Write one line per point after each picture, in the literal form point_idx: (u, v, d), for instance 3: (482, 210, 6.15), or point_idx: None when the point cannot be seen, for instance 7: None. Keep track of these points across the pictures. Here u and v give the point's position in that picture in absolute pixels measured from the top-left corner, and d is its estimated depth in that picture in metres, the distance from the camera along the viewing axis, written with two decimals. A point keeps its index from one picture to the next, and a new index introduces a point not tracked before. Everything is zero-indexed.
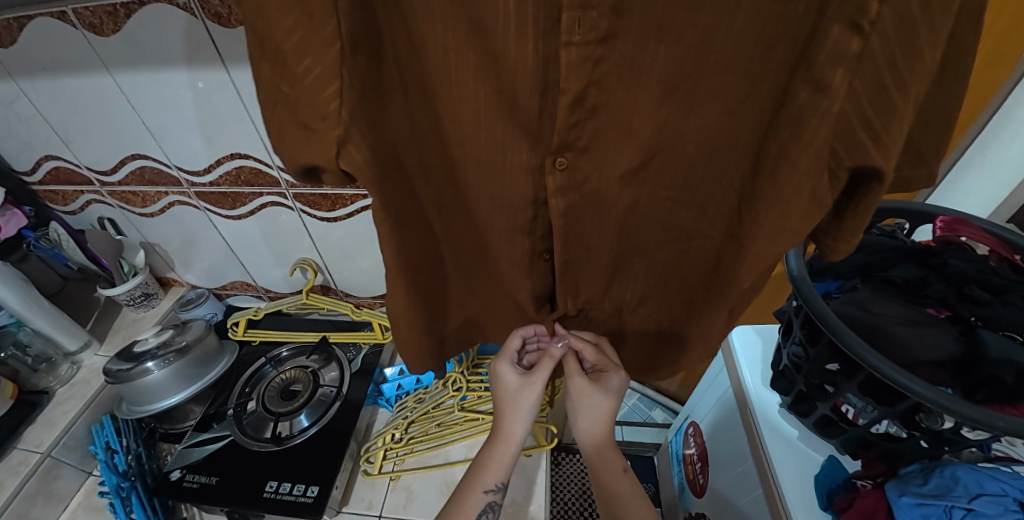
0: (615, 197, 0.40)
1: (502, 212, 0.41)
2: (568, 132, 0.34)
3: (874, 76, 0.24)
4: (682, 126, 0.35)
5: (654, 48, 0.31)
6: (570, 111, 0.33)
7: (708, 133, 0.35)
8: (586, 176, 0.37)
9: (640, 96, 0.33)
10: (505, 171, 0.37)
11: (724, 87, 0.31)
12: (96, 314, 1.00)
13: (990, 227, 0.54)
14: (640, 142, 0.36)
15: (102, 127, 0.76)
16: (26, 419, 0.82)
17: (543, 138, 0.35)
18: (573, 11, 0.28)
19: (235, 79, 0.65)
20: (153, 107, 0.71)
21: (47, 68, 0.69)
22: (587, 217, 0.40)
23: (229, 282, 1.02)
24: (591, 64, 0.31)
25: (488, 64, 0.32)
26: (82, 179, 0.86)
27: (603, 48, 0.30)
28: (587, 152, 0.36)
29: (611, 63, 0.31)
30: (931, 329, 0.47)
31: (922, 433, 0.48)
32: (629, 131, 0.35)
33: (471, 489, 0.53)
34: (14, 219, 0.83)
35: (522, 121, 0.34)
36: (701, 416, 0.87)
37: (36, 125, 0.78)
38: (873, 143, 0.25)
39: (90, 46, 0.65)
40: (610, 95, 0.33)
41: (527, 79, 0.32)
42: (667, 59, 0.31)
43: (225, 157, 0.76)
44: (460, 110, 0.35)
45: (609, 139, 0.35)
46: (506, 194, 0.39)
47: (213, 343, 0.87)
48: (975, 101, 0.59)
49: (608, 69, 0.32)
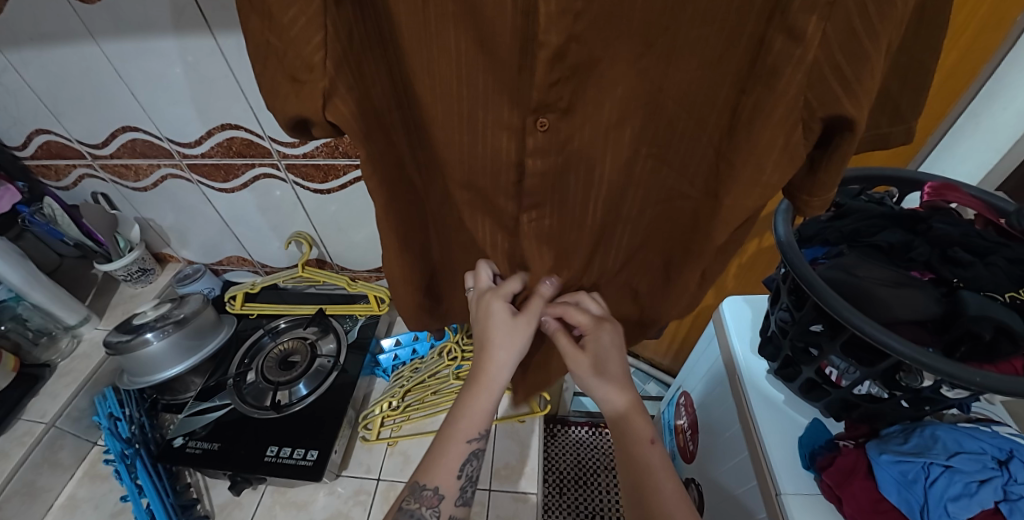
0: (598, 162, 0.40)
1: (483, 174, 0.41)
2: (546, 91, 0.34)
3: (845, 24, 0.25)
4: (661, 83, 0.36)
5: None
6: (550, 66, 0.32)
7: (686, 87, 0.35)
8: (569, 135, 0.37)
9: (620, 50, 0.33)
10: (488, 128, 0.38)
11: (703, 39, 0.32)
12: (94, 290, 1.01)
13: (979, 193, 0.54)
14: (622, 98, 0.36)
15: (93, 99, 0.75)
16: (28, 391, 0.84)
17: (524, 95, 0.35)
18: None
19: (223, 46, 0.64)
20: (142, 78, 0.70)
21: (34, 39, 0.68)
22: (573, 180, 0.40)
23: (225, 257, 1.03)
24: (570, 17, 0.30)
25: (466, 15, 0.32)
26: (74, 154, 0.86)
27: (583, 2, 0.30)
28: (569, 113, 0.36)
29: (591, 16, 0.31)
30: (914, 291, 0.47)
31: (904, 392, 0.49)
32: (611, 88, 0.35)
33: (451, 438, 0.51)
34: (7, 195, 0.83)
35: (502, 74, 0.35)
36: (692, 385, 0.88)
37: (26, 98, 0.77)
38: (845, 91, 0.27)
39: (76, 14, 0.64)
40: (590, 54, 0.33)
41: (505, 32, 0.32)
42: (646, 11, 0.31)
43: (216, 128, 0.75)
44: (439, 65, 0.36)
45: (591, 97, 0.35)
46: (489, 154, 0.39)
47: (211, 316, 0.88)
48: (968, 64, 0.58)
49: (588, 23, 0.31)
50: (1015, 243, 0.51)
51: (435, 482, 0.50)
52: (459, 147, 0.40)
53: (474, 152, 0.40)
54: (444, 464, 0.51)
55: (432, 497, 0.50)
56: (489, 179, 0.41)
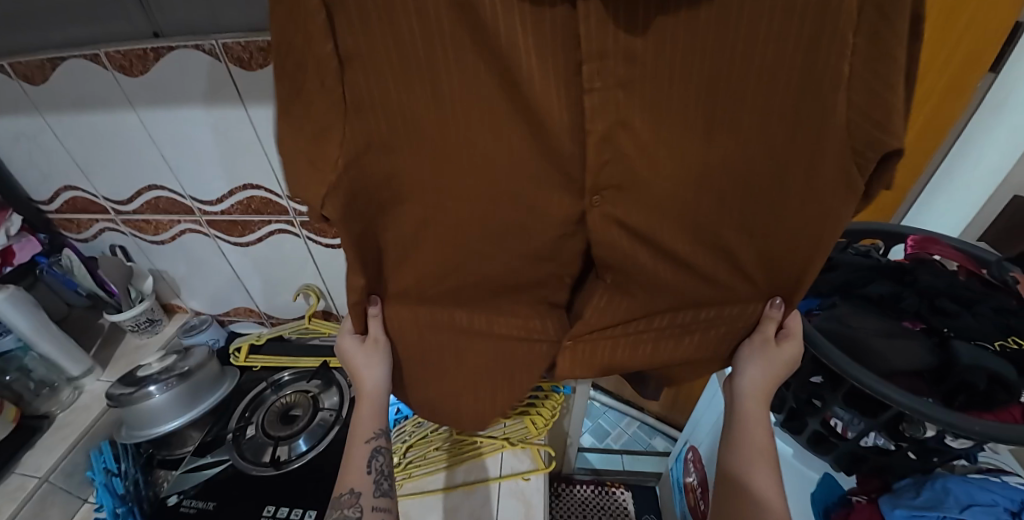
0: (652, 244, 0.38)
1: (531, 250, 0.40)
2: (601, 170, 0.34)
3: (866, 89, 0.29)
4: (716, 164, 0.34)
5: (672, 95, 0.31)
6: (600, 149, 0.33)
7: (735, 172, 0.34)
8: (627, 214, 0.36)
9: (667, 137, 0.33)
10: (537, 209, 0.37)
11: (744, 128, 0.32)
12: (100, 340, 1.02)
13: (957, 244, 0.57)
14: (672, 186, 0.34)
15: (123, 161, 0.81)
16: (24, 445, 0.82)
17: (574, 178, 0.35)
18: (593, 62, 0.29)
19: (251, 114, 0.70)
20: (171, 141, 0.76)
21: (74, 105, 0.74)
22: (630, 254, 0.39)
23: (232, 308, 1.04)
24: (614, 106, 0.31)
25: (505, 108, 0.32)
26: (97, 208, 0.90)
27: (626, 93, 0.31)
28: (625, 191, 0.35)
29: (636, 108, 0.31)
30: (907, 340, 0.49)
31: (909, 444, 0.49)
32: (659, 177, 0.34)
33: (354, 442, 0.52)
34: (28, 246, 0.89)
35: (547, 159, 0.34)
36: (700, 440, 0.86)
37: (59, 157, 0.83)
38: (887, 134, 0.30)
39: (118, 86, 0.70)
40: (635, 136, 0.33)
41: (557, 120, 0.32)
42: (688, 103, 0.31)
43: (237, 187, 0.80)
44: (468, 156, 0.34)
45: (648, 183, 0.34)
46: (539, 230, 0.38)
47: (214, 369, 0.89)
48: (938, 123, 0.66)
49: (632, 112, 0.32)
50: (999, 293, 0.53)
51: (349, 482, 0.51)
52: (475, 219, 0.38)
53: (522, 226, 0.38)
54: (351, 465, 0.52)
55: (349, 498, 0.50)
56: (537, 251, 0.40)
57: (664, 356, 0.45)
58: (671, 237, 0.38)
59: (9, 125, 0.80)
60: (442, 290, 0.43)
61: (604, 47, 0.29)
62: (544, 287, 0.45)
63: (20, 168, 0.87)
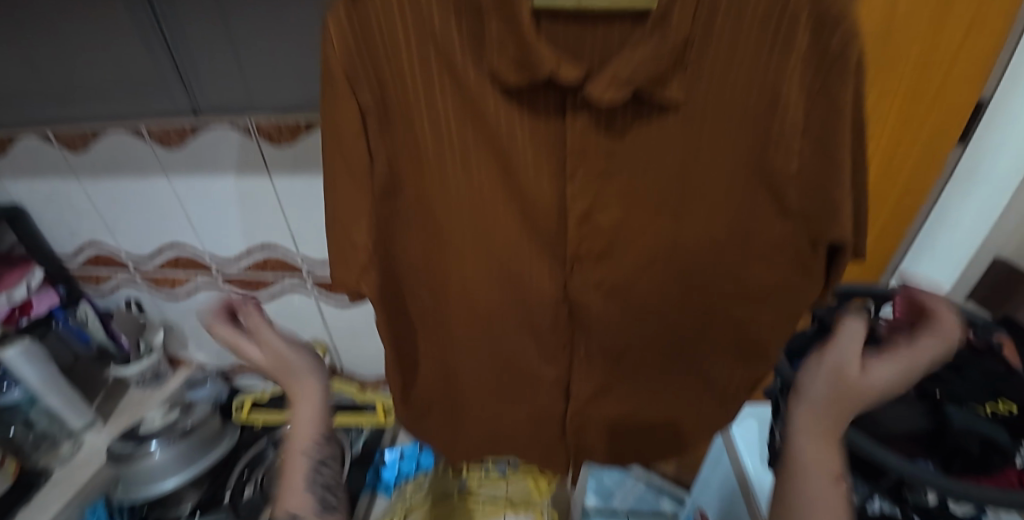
0: (631, 302, 0.44)
1: (525, 310, 0.45)
2: (578, 245, 0.40)
3: (822, 182, 0.33)
4: (681, 235, 0.40)
5: (641, 181, 0.37)
6: (578, 228, 0.39)
7: (701, 240, 0.40)
8: (604, 279, 0.42)
9: (637, 215, 0.39)
10: (529, 273, 0.43)
11: (702, 206, 0.39)
12: (103, 394, 1.02)
13: (942, 306, 0.60)
14: (640, 254, 0.40)
15: (149, 220, 0.86)
16: (17, 502, 0.81)
17: (557, 249, 0.41)
18: (574, 156, 0.36)
19: (276, 182, 0.76)
20: (197, 205, 0.81)
21: (109, 170, 0.80)
22: (609, 312, 0.44)
23: (238, 362, 1.05)
24: (592, 193, 0.38)
25: (508, 190, 0.39)
26: (118, 264, 0.94)
27: (603, 181, 0.37)
28: (604, 261, 0.41)
29: (611, 192, 0.38)
30: (902, 404, 0.50)
31: (914, 509, 0.50)
32: (632, 246, 0.40)
33: (291, 454, 0.47)
34: (47, 298, 0.93)
35: (537, 234, 0.41)
36: (708, 505, 0.84)
37: (88, 216, 0.88)
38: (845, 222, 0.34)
39: (155, 155, 0.76)
40: (611, 215, 0.39)
41: (546, 200, 0.39)
42: (653, 189, 0.38)
43: (256, 247, 0.84)
44: (475, 225, 0.41)
45: (621, 253, 0.40)
46: (532, 291, 0.44)
47: (217, 426, 0.88)
48: (913, 193, 0.69)
49: (608, 195, 0.38)
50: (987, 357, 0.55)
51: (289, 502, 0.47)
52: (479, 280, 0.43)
53: (517, 287, 0.44)
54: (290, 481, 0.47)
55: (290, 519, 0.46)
56: (527, 312, 0.45)
57: (640, 403, 0.53)
58: (645, 296, 0.43)
59: (45, 187, 0.86)
60: (450, 335, 0.50)
61: (584, 145, 0.36)
62: (534, 356, 0.48)
63: (49, 224, 0.92)
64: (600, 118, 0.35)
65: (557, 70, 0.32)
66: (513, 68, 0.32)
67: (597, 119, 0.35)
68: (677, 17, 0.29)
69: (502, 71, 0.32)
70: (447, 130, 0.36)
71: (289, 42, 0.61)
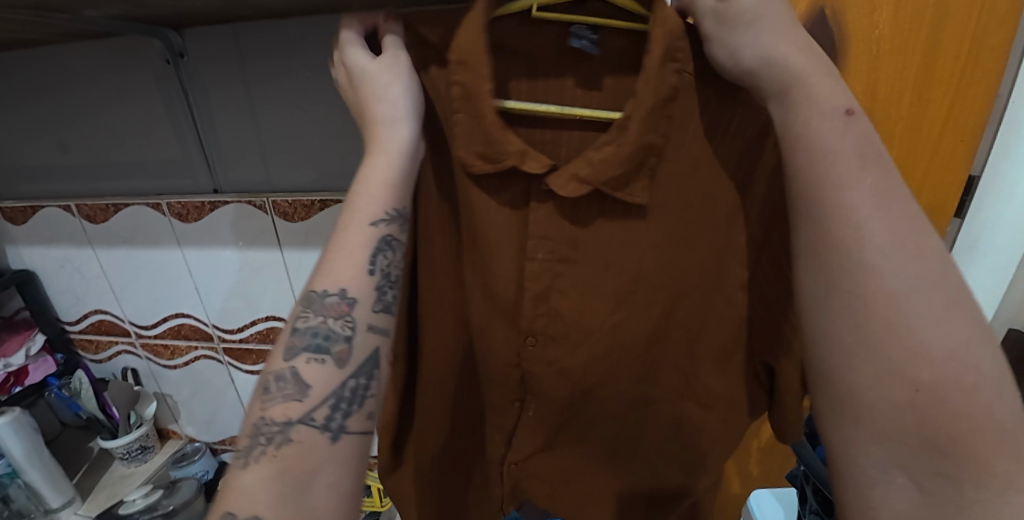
0: (583, 374, 0.49)
1: (492, 372, 0.51)
2: (535, 318, 0.47)
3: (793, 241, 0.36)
4: (627, 319, 0.47)
5: (596, 261, 0.45)
6: (536, 302, 0.46)
7: (648, 319, 0.47)
8: (555, 352, 0.48)
9: (591, 293, 0.46)
10: (493, 341, 0.49)
11: (654, 285, 0.45)
12: (86, 467, 0.96)
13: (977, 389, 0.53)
14: (594, 330, 0.47)
15: (157, 288, 0.86)
16: None
17: (518, 321, 0.48)
18: (536, 240, 0.45)
19: (286, 255, 0.76)
20: (206, 275, 0.82)
21: (125, 240, 0.83)
22: (561, 380, 0.49)
23: (229, 436, 0.99)
24: (551, 271, 0.46)
25: (479, 266, 0.47)
26: (120, 331, 0.94)
27: (562, 265, 0.46)
28: (559, 337, 0.48)
29: (569, 274, 0.46)
30: None
31: None
32: (584, 321, 0.47)
33: (348, 227, 0.37)
34: (43, 366, 0.91)
35: (501, 307, 0.48)
36: None
37: (97, 284, 0.89)
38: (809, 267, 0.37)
39: (171, 227, 0.79)
40: (563, 295, 0.47)
41: (508, 276, 0.47)
42: (606, 269, 0.45)
43: (260, 317, 0.84)
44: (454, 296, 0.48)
45: (575, 327, 0.47)
46: (492, 354, 0.50)
47: (200, 508, 0.85)
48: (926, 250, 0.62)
49: (564, 276, 0.46)
50: None
51: (333, 275, 0.36)
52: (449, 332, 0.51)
53: (487, 353, 0.50)
54: (343, 250, 0.37)
55: (297, 381, 0.32)
56: (493, 374, 0.51)
57: (603, 470, 0.57)
58: (600, 366, 0.49)
59: (59, 254, 0.88)
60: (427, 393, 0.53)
61: (547, 231, 0.45)
62: (501, 414, 0.53)
63: (58, 291, 0.93)
64: (563, 209, 0.44)
65: (519, 162, 0.42)
66: (477, 158, 0.42)
67: (560, 212, 0.44)
68: (635, 120, 0.39)
69: (470, 163, 0.42)
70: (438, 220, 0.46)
71: (319, 138, 0.66)
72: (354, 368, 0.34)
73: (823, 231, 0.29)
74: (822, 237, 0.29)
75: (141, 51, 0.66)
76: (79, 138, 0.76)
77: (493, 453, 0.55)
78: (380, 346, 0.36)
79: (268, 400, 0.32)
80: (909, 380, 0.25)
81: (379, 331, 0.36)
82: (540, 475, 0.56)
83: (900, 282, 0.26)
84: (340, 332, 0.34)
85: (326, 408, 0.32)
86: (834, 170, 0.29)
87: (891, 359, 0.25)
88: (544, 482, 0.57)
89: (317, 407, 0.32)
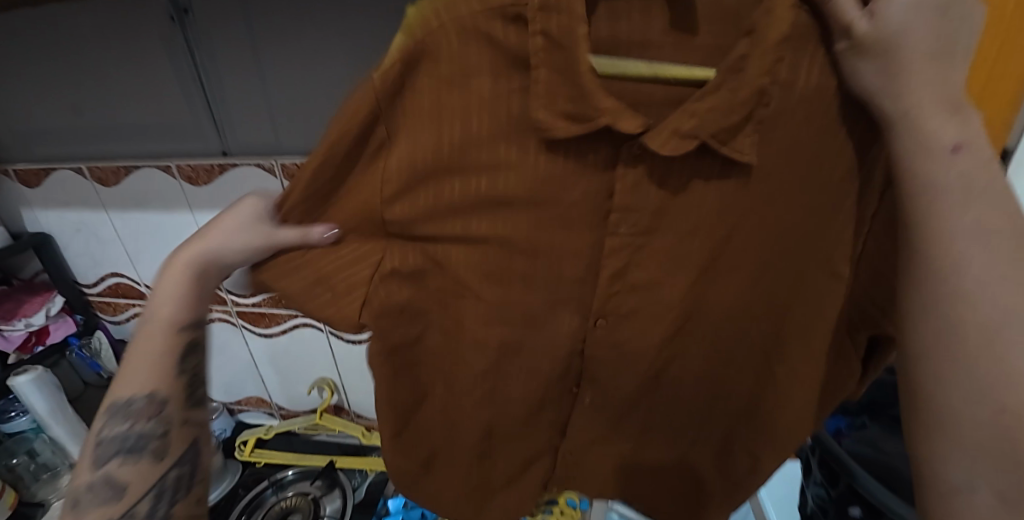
0: (648, 361, 0.46)
1: (546, 354, 0.47)
2: (608, 300, 0.43)
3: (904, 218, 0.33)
4: (705, 299, 0.43)
5: (688, 240, 0.40)
6: (611, 283, 0.42)
7: (727, 301, 0.43)
8: (626, 336, 0.45)
9: (669, 274, 0.41)
10: (553, 322, 0.45)
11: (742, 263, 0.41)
12: None
13: None
14: (669, 311, 0.43)
15: (171, 251, 0.87)
16: None
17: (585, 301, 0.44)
18: (619, 214, 0.39)
19: None
20: None
21: (138, 204, 0.83)
22: (627, 363, 0.46)
23: (245, 398, 1.03)
24: (633, 248, 0.40)
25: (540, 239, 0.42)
26: (137, 293, 0.95)
27: (643, 238, 0.40)
28: (631, 319, 0.44)
29: (650, 248, 0.41)
30: None
31: None
32: (661, 302, 0.43)
33: (147, 339, 0.41)
34: (64, 325, 0.94)
35: (561, 284, 0.43)
36: None
37: (113, 246, 0.90)
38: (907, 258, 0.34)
39: (182, 190, 0.79)
40: (642, 271, 0.41)
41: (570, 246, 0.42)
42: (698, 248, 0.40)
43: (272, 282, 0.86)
44: (508, 272, 0.43)
45: (645, 312, 0.43)
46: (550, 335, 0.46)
47: (217, 463, 0.91)
48: None
49: (648, 252, 0.41)
50: None
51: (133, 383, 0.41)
52: (488, 323, 0.46)
53: (540, 336, 0.46)
54: (144, 363, 0.41)
55: (117, 480, 0.39)
56: (547, 356, 0.47)
57: (631, 451, 0.53)
58: (666, 347, 0.46)
59: (74, 218, 0.89)
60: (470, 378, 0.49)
61: (632, 202, 0.38)
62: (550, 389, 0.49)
63: (74, 253, 0.94)
64: (652, 170, 0.38)
65: (615, 121, 0.35)
66: (563, 119, 0.35)
67: (663, 184, 0.38)
68: (752, 71, 0.33)
69: (554, 123, 0.35)
70: (498, 190, 0.40)
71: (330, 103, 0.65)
72: (173, 461, 0.41)
73: (933, 260, 0.27)
74: (935, 269, 0.27)
75: (144, 10, 0.63)
76: (85, 101, 0.75)
77: (535, 435, 0.54)
78: (196, 436, 0.43)
79: (78, 498, 0.39)
80: (995, 403, 0.25)
81: (194, 423, 0.43)
82: (583, 462, 0.55)
83: (1001, 318, 0.25)
84: (152, 433, 0.40)
85: (147, 502, 0.40)
86: (951, 213, 0.26)
87: (978, 372, 0.26)
88: (592, 473, 0.55)
89: (136, 501, 0.39)
